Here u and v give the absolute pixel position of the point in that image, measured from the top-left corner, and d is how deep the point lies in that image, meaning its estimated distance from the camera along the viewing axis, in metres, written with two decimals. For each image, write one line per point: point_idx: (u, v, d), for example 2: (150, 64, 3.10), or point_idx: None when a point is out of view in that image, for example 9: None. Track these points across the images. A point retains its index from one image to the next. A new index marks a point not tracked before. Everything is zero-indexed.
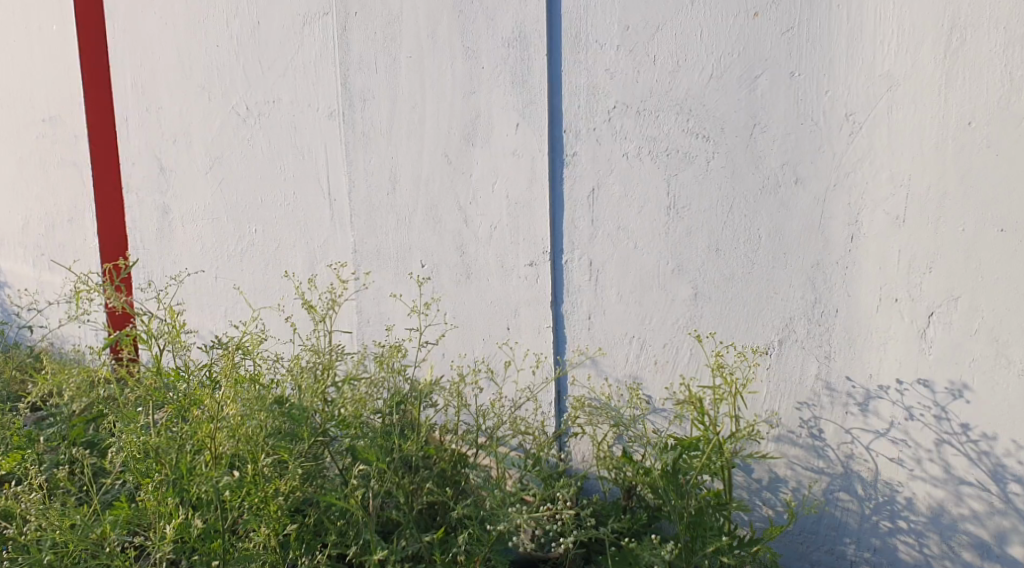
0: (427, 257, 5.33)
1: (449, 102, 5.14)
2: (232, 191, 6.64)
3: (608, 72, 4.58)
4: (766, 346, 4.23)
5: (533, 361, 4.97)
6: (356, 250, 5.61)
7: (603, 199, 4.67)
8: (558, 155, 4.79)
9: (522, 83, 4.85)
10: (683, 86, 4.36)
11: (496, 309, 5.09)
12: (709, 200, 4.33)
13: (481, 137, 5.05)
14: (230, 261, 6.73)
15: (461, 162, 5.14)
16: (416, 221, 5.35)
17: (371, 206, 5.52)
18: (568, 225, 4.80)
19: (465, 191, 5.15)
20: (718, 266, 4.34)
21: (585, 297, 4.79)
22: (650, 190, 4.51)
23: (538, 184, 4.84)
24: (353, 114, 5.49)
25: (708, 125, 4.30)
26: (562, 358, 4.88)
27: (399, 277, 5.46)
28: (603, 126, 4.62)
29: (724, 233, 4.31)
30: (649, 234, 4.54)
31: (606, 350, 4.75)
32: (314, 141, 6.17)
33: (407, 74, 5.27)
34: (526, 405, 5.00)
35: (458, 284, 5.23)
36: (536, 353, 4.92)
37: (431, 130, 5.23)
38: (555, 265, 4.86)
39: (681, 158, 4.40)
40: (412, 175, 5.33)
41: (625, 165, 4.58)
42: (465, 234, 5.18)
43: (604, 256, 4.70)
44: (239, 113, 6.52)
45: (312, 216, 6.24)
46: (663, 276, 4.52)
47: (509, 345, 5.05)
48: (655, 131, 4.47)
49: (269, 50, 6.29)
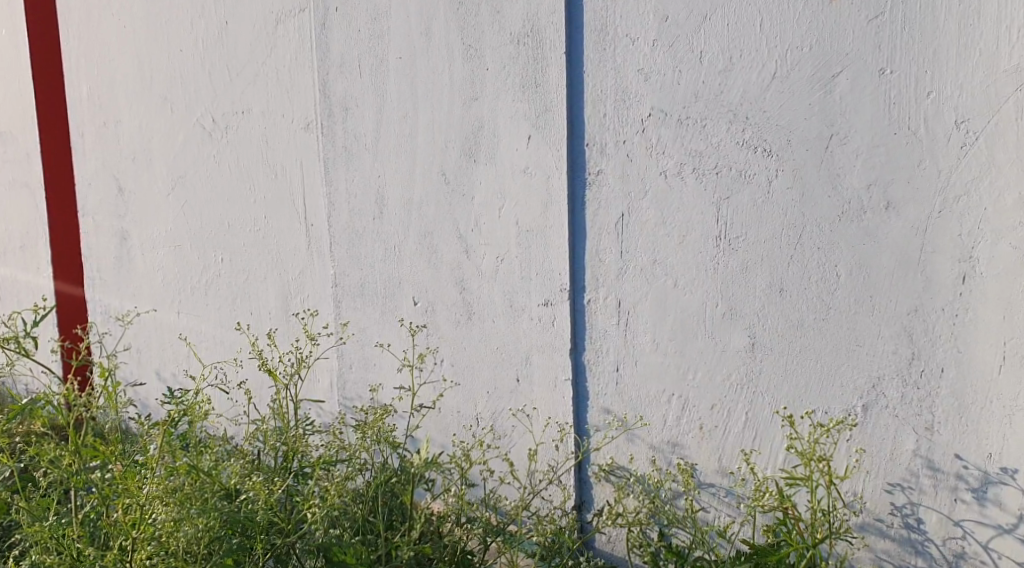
0: (421, 294, 4.52)
1: (447, 111, 4.32)
2: (196, 215, 5.80)
3: (643, 72, 3.75)
4: (853, 418, 3.40)
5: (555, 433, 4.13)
6: (336, 286, 4.78)
7: (635, 227, 3.84)
8: (579, 173, 3.97)
9: (535, 87, 4.02)
10: (738, 89, 3.54)
11: (505, 357, 4.28)
12: (771, 228, 3.51)
13: (486, 152, 4.22)
14: (193, 296, 5.89)
15: (463, 183, 4.31)
16: (408, 252, 4.53)
17: (355, 233, 4.69)
18: (590, 258, 3.98)
19: (466, 216, 4.32)
20: (782, 311, 3.52)
21: (614, 346, 3.95)
22: (696, 216, 3.68)
23: (556, 209, 4.02)
24: (332, 125, 4.66)
25: (771, 136, 3.48)
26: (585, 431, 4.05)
27: (387, 317, 4.65)
28: (636, 139, 3.79)
29: (790, 271, 3.48)
30: (693, 270, 3.71)
31: (648, 421, 3.89)
32: (289, 159, 5.32)
33: (396, 78, 4.43)
34: (547, 491, 4.15)
35: (458, 328, 4.41)
36: (557, 423, 4.09)
37: (426, 145, 4.40)
38: (575, 307, 4.04)
39: (736, 178, 3.57)
40: (404, 197, 4.50)
41: (663, 185, 3.75)
42: (467, 268, 4.36)
43: (636, 297, 3.87)
44: (203, 126, 5.68)
45: (286, 244, 5.40)
46: (711, 323, 3.69)
47: (525, 412, 4.23)
48: (701, 143, 3.64)
49: (238, 52, 5.46)
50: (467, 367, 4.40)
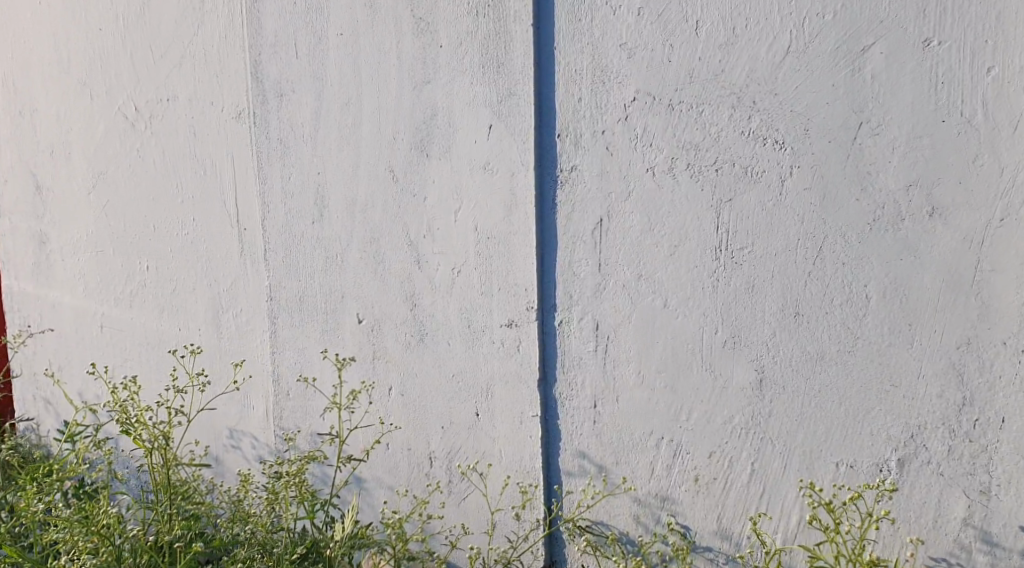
0: (365, 311, 3.83)
1: (394, 95, 3.64)
2: (120, 216, 5.08)
3: (627, 48, 3.12)
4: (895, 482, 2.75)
5: (516, 496, 3.49)
6: (269, 300, 4.09)
7: (619, 235, 3.20)
8: (549, 171, 3.32)
9: (497, 66, 3.37)
10: (742, 67, 2.92)
11: (462, 388, 3.61)
12: (782, 240, 2.88)
13: (440, 144, 3.55)
14: (117, 309, 5.18)
15: (413, 181, 3.64)
16: (351, 262, 3.85)
17: (291, 238, 3.99)
18: (562, 272, 3.32)
19: (418, 220, 3.65)
20: (798, 341, 2.88)
21: (592, 378, 3.30)
22: (692, 224, 3.05)
23: (521, 214, 3.36)
24: (266, 113, 3.97)
25: (784, 125, 2.85)
26: (557, 488, 3.40)
27: (327, 338, 3.96)
28: (619, 129, 3.16)
29: (807, 292, 2.85)
30: (688, 288, 3.08)
31: (633, 482, 3.24)
32: (218, 152, 4.62)
33: (336, 58, 3.76)
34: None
35: (408, 351, 3.74)
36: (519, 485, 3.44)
37: (370, 137, 3.72)
38: (544, 330, 3.38)
39: (741, 176, 2.95)
40: (346, 197, 3.82)
41: (652, 186, 3.12)
42: (418, 281, 3.68)
43: (618, 320, 3.22)
44: (125, 115, 4.98)
45: (215, 250, 4.70)
46: (710, 352, 3.05)
47: (480, 472, 3.56)
48: (697, 133, 3.02)
49: (162, 31, 4.76)
50: (418, 399, 3.73)
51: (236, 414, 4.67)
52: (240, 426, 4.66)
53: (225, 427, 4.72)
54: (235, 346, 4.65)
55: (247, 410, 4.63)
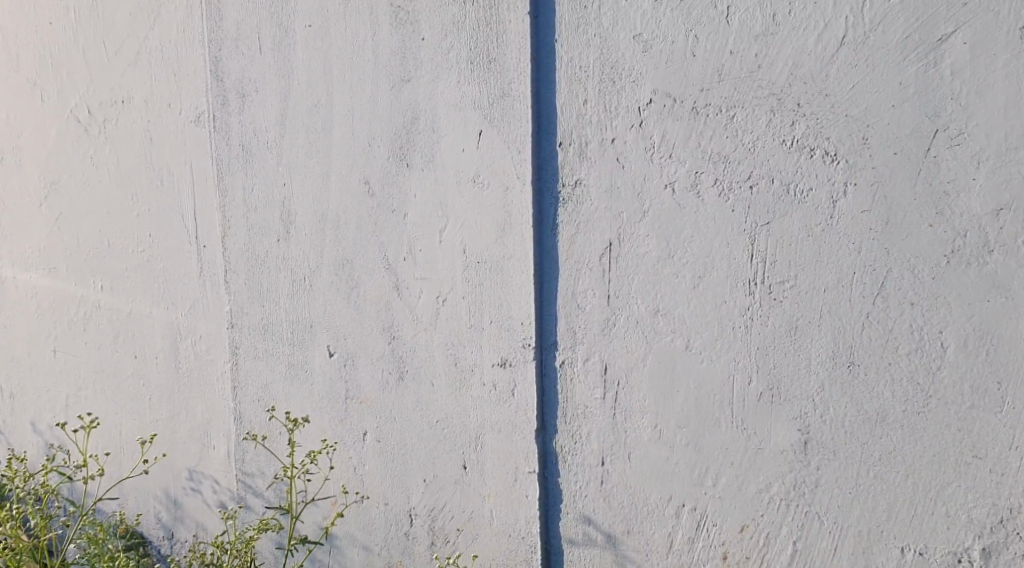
0: (337, 344, 3.30)
1: (370, 96, 3.12)
2: (73, 228, 4.35)
3: (643, 41, 2.62)
4: None
5: None
6: (230, 327, 3.50)
7: (632, 263, 2.68)
8: (548, 187, 2.80)
9: (488, 62, 2.86)
10: (783, 62, 2.41)
11: (446, 437, 3.08)
12: (834, 274, 2.37)
13: (423, 153, 3.03)
14: (62, 339, 4.46)
15: (391, 195, 3.12)
16: (320, 287, 3.31)
17: (254, 258, 3.44)
18: (563, 306, 2.80)
19: (396, 240, 3.12)
20: (852, 395, 2.36)
21: (599, 431, 2.77)
22: (722, 251, 2.54)
23: (516, 237, 2.84)
24: (226, 116, 3.43)
25: (835, 133, 2.35)
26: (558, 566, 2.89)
27: (293, 372, 3.40)
28: (633, 137, 2.65)
29: (865, 338, 2.33)
30: (716, 328, 2.56)
31: None
32: (176, 160, 4.00)
33: (304, 53, 3.24)
34: None
35: (385, 392, 3.21)
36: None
37: (343, 145, 3.20)
38: (543, 375, 2.86)
39: (782, 195, 2.43)
40: (315, 213, 3.29)
41: (673, 205, 2.60)
42: (397, 311, 3.15)
43: (630, 363, 2.70)
44: (77, 119, 4.29)
45: (173, 271, 4.07)
46: (743, 406, 2.53)
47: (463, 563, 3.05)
48: (728, 142, 2.51)
49: (117, 24, 4.11)
50: (396, 449, 3.20)
51: (196, 452, 4.05)
52: (200, 468, 4.04)
53: (177, 469, 4.12)
54: (195, 380, 4.04)
55: (209, 449, 4.01)
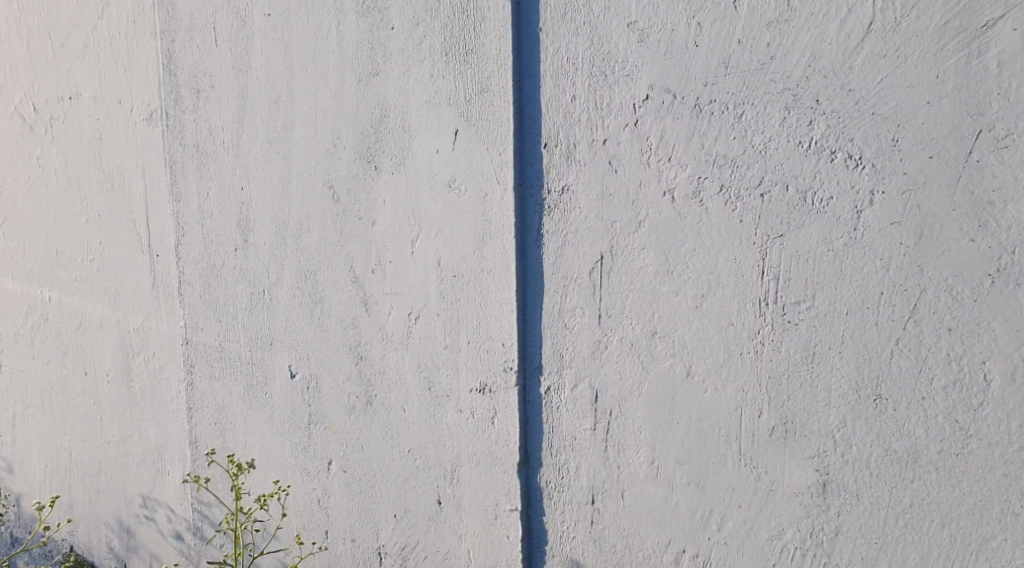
0: (299, 363, 2.98)
1: (334, 91, 2.81)
2: (19, 236, 3.94)
3: (639, 30, 2.33)
4: None
5: None
6: (186, 342, 3.22)
7: (626, 279, 2.38)
8: (532, 193, 2.51)
9: (465, 54, 2.56)
10: (799, 53, 2.13)
11: (418, 470, 2.77)
12: (859, 295, 2.09)
13: (392, 155, 2.72)
14: (6, 356, 4.07)
15: (358, 201, 2.80)
16: (280, 302, 3.00)
17: (209, 268, 3.13)
18: (549, 325, 2.51)
19: (363, 250, 2.80)
20: (879, 432, 2.08)
21: (588, 466, 2.47)
22: (729, 267, 2.25)
23: (496, 248, 2.54)
24: (179, 115, 3.12)
25: (859, 134, 2.07)
26: None
27: (252, 394, 3.09)
28: (628, 138, 2.36)
29: (894, 368, 2.05)
30: (721, 354, 2.27)
31: None
32: (127, 162, 3.55)
33: (262, 44, 2.93)
34: None
35: (351, 418, 2.89)
36: None
37: (303, 145, 2.88)
38: (526, 402, 2.56)
39: (797, 204, 2.15)
40: (274, 220, 2.97)
41: (673, 214, 2.31)
42: (364, 329, 2.83)
43: (624, 391, 2.41)
44: (22, 117, 3.87)
45: (124, 282, 3.63)
46: (752, 441, 2.24)
47: None
48: (736, 144, 2.23)
49: (62, 11, 3.66)
50: (363, 481, 2.88)
51: (150, 478, 3.63)
52: (154, 493, 3.61)
53: (118, 502, 3.74)
54: (150, 400, 3.60)
55: (164, 475, 3.58)
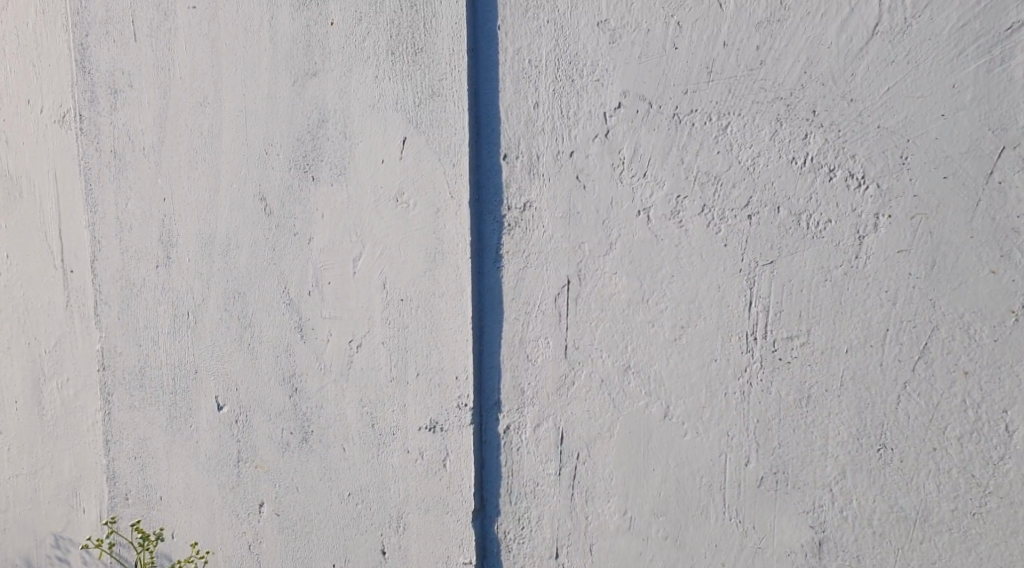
0: (227, 394, 2.63)
1: (266, 93, 2.51)
2: None
3: (611, 29, 2.08)
4: None
5: None
6: (101, 369, 2.83)
7: (595, 308, 2.13)
8: (490, 210, 2.24)
9: (415, 53, 2.29)
10: (793, 58, 1.90)
11: (360, 516, 2.45)
12: (861, 331, 1.86)
13: (331, 164, 2.43)
14: None
15: (293, 215, 2.50)
16: (206, 325, 2.66)
17: (127, 287, 2.77)
18: (507, 358, 2.24)
19: (299, 270, 2.50)
20: (884, 486, 1.86)
21: (551, 515, 2.20)
22: (712, 296, 2.00)
23: (449, 270, 2.27)
24: (95, 117, 2.78)
25: (863, 150, 1.84)
26: None
27: (176, 426, 2.72)
28: (598, 150, 2.10)
29: (901, 414, 1.83)
30: (704, 394, 2.02)
31: None
32: (37, 167, 3.13)
33: (188, 40, 2.62)
34: None
35: (286, 455, 2.55)
36: None
37: (233, 152, 2.57)
38: (482, 443, 2.28)
39: (791, 227, 1.91)
40: (200, 234, 2.64)
41: (648, 236, 2.06)
42: (301, 357, 2.51)
43: (593, 433, 2.15)
44: None
45: (36, 299, 3.17)
46: (738, 492, 1.99)
47: None
48: (722, 158, 1.98)
49: None
50: (301, 526, 2.54)
51: (62, 515, 3.15)
52: (67, 534, 3.14)
53: (15, 548, 3.24)
54: (62, 430, 3.15)
55: (78, 512, 3.12)
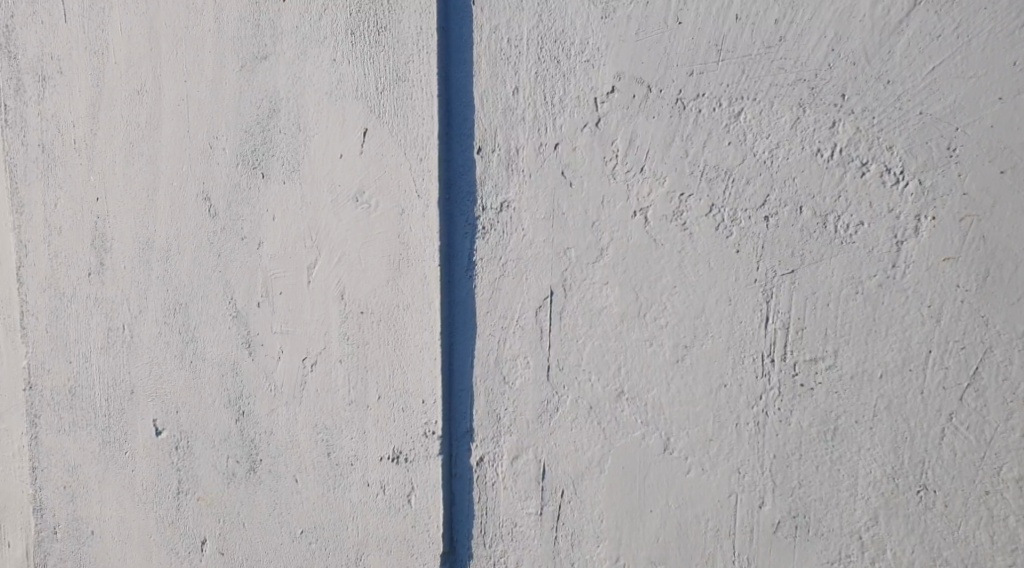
0: (166, 418, 2.32)
1: (210, 78, 2.21)
2: None
3: (603, 2, 1.80)
4: None
5: None
6: (28, 388, 2.51)
7: (584, 325, 1.85)
8: (462, 210, 1.95)
9: (377, 31, 2.00)
10: (819, 33, 1.64)
11: (312, 559, 2.13)
12: (897, 352, 1.61)
13: (282, 159, 2.13)
14: None
15: (239, 216, 2.20)
16: (143, 340, 2.35)
17: (57, 297, 2.46)
18: (481, 380, 1.95)
19: (246, 279, 2.19)
20: (926, 534, 1.60)
21: (532, 562, 1.91)
22: (722, 311, 1.73)
23: (416, 279, 1.98)
24: (22, 106, 2.47)
25: (902, 141, 1.59)
26: None
27: (110, 453, 2.41)
28: (587, 141, 1.82)
29: (945, 451, 1.58)
30: (712, 424, 1.75)
31: None
32: None
33: (124, 19, 2.32)
34: None
35: (229, 488, 2.24)
36: None
37: (173, 145, 2.27)
38: (452, 477, 1.99)
39: (816, 230, 1.65)
40: (136, 238, 2.33)
41: (646, 240, 1.78)
42: (246, 377, 2.20)
43: (581, 467, 1.86)
44: None
45: None
46: (752, 539, 1.72)
47: None
48: (734, 150, 1.71)
49: None
50: None
51: None
52: None
53: None
54: None
55: None
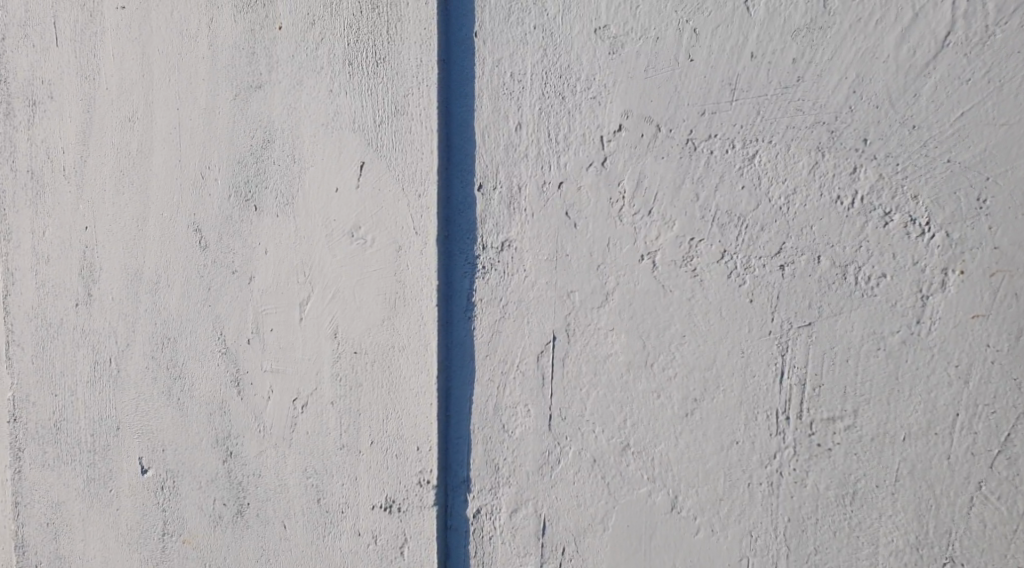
0: (152, 456, 2.21)
1: (203, 107, 2.12)
2: None
3: (611, 37, 1.72)
4: None
5: None
6: (11, 420, 2.37)
7: (588, 373, 1.75)
8: (461, 249, 1.85)
9: (376, 61, 1.92)
10: (840, 74, 1.58)
11: None
12: (922, 415, 1.55)
13: (276, 192, 2.04)
14: None
15: (230, 250, 2.10)
16: (129, 376, 2.24)
17: (42, 328, 2.32)
18: (478, 428, 1.85)
19: (237, 314, 2.09)
20: None
21: None
22: (734, 364, 1.65)
23: (411, 320, 1.89)
24: (11, 131, 2.34)
25: (928, 191, 1.53)
26: None
27: (95, 491, 2.28)
28: (593, 181, 1.74)
29: (974, 521, 1.52)
30: (724, 480, 1.66)
31: None
32: None
33: (118, 43, 2.21)
34: None
35: (216, 531, 2.13)
36: None
37: (165, 173, 2.17)
38: (447, 529, 1.88)
39: (835, 281, 1.58)
40: (126, 269, 2.22)
41: (653, 286, 1.70)
42: (235, 418, 2.10)
43: (583, 523, 1.76)
44: None
45: None
46: None
47: None
48: (747, 195, 1.64)
49: None
50: None
51: None
52: None
53: None
54: None
55: None
